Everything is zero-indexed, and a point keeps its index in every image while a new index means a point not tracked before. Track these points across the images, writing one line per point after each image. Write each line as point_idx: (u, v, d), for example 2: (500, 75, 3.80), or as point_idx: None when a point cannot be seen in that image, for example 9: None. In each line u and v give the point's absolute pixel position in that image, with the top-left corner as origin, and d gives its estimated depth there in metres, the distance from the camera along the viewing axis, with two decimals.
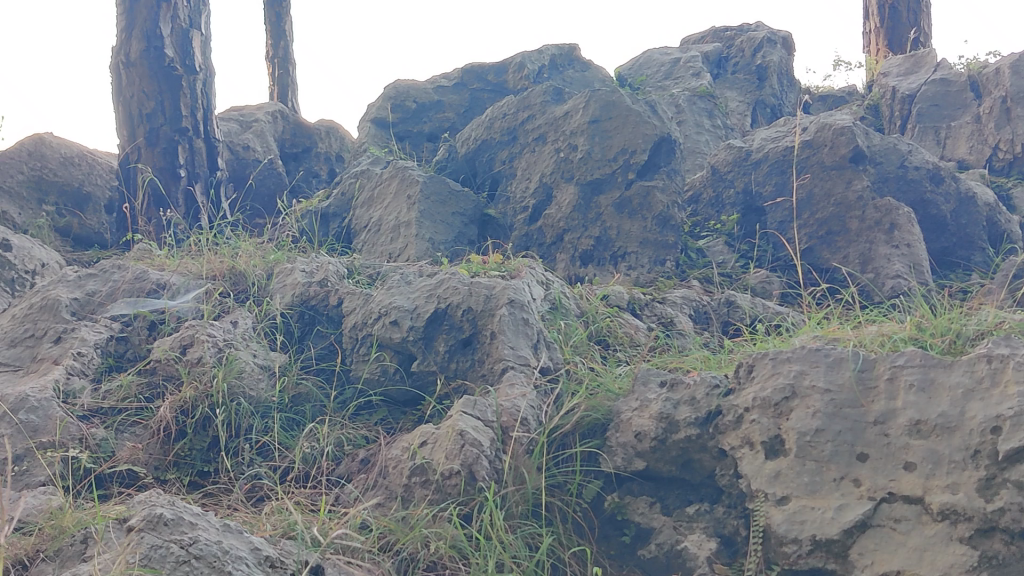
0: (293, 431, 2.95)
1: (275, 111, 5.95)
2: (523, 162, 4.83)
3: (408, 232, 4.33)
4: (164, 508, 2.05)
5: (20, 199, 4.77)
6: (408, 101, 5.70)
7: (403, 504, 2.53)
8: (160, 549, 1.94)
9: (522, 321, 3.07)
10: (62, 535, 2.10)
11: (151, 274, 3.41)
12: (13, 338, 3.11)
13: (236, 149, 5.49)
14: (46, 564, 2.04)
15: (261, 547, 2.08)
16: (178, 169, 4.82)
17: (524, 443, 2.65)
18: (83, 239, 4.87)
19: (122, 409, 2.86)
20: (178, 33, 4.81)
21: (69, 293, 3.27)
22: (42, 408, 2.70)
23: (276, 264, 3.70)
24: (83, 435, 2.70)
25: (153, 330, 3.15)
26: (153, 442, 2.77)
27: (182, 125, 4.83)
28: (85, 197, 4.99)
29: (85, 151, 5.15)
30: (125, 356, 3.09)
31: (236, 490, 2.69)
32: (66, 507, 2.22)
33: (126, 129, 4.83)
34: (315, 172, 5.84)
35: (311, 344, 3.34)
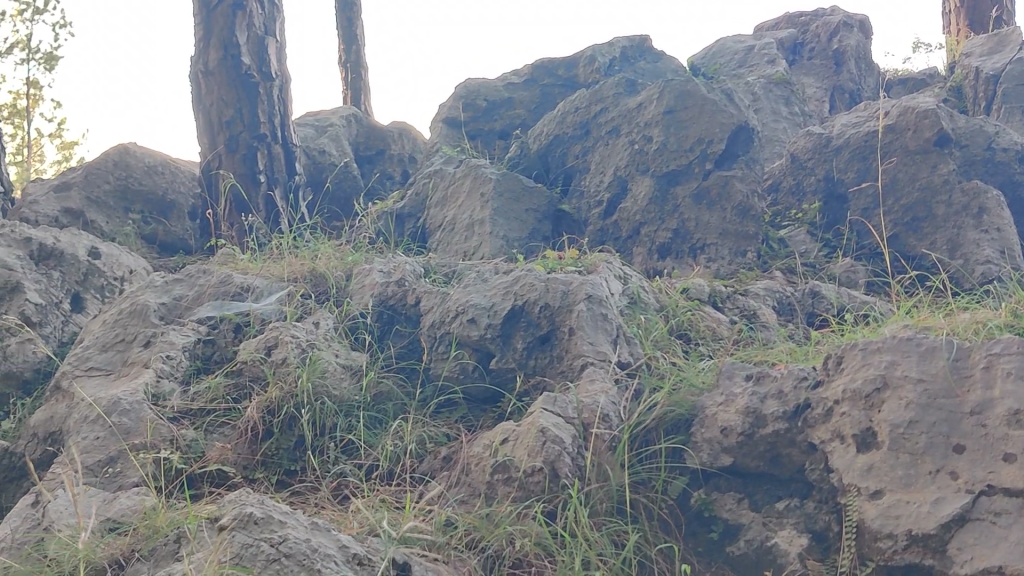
0: (377, 430, 2.97)
1: (348, 115, 6.08)
2: (596, 156, 4.80)
3: (482, 230, 4.34)
4: (254, 506, 2.07)
5: (107, 208, 4.91)
6: (479, 100, 5.72)
7: (486, 501, 2.53)
8: (252, 548, 1.97)
9: (600, 316, 3.06)
10: (155, 535, 2.14)
11: (235, 277, 3.46)
12: (104, 342, 3.19)
13: (312, 154, 5.57)
14: (142, 563, 2.08)
15: (349, 544, 2.10)
16: (257, 174, 4.91)
17: (606, 439, 2.63)
18: (168, 246, 5.01)
19: (212, 410, 2.91)
20: (254, 40, 4.89)
21: (156, 298, 3.34)
22: (133, 410, 2.74)
23: (355, 265, 3.74)
24: (174, 436, 2.73)
25: (239, 332, 3.20)
26: (242, 442, 2.81)
27: (261, 131, 4.91)
28: (169, 204, 5.10)
29: (167, 160, 5.27)
30: (212, 358, 3.14)
31: (322, 489, 2.71)
32: (159, 507, 2.26)
33: (208, 137, 4.93)
34: (390, 173, 5.87)
35: (391, 343, 3.36)
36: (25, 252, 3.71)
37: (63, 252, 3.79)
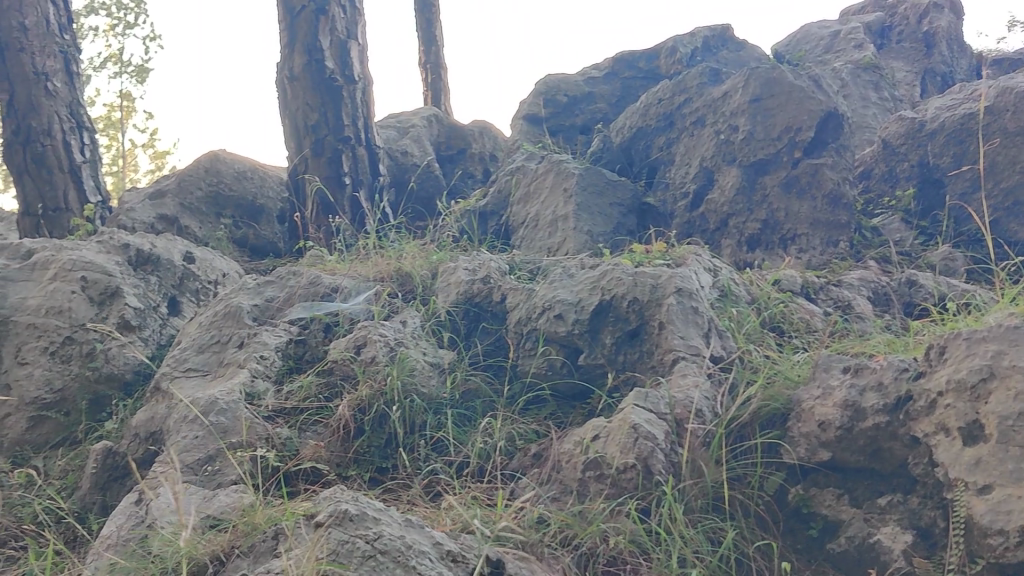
0: (466, 427, 2.98)
1: (429, 116, 6.12)
2: (681, 148, 4.75)
3: (566, 226, 4.31)
4: (349, 503, 2.09)
5: (200, 214, 5.03)
6: (560, 95, 5.68)
7: (578, 498, 2.51)
8: (347, 544, 1.98)
9: (691, 310, 3.01)
10: (254, 532, 2.18)
11: (324, 279, 3.51)
12: (201, 344, 3.26)
13: (395, 155, 5.61)
14: (241, 560, 2.12)
15: (443, 541, 2.10)
16: (342, 177, 4.97)
17: (700, 435, 2.59)
18: (259, 249, 5.11)
19: (304, 409, 2.93)
20: (337, 44, 4.95)
21: (249, 300, 3.40)
22: (229, 410, 2.78)
23: (440, 264, 3.75)
24: (269, 435, 2.76)
25: (329, 332, 3.25)
26: (335, 440, 2.83)
27: (345, 134, 4.97)
28: (259, 209, 5.20)
29: (256, 165, 5.39)
30: (304, 357, 3.19)
31: (414, 486, 2.73)
32: (257, 504, 2.30)
33: (294, 141, 5.01)
34: (471, 173, 5.89)
35: (478, 340, 3.36)
36: (123, 257, 3.81)
37: (160, 256, 3.90)
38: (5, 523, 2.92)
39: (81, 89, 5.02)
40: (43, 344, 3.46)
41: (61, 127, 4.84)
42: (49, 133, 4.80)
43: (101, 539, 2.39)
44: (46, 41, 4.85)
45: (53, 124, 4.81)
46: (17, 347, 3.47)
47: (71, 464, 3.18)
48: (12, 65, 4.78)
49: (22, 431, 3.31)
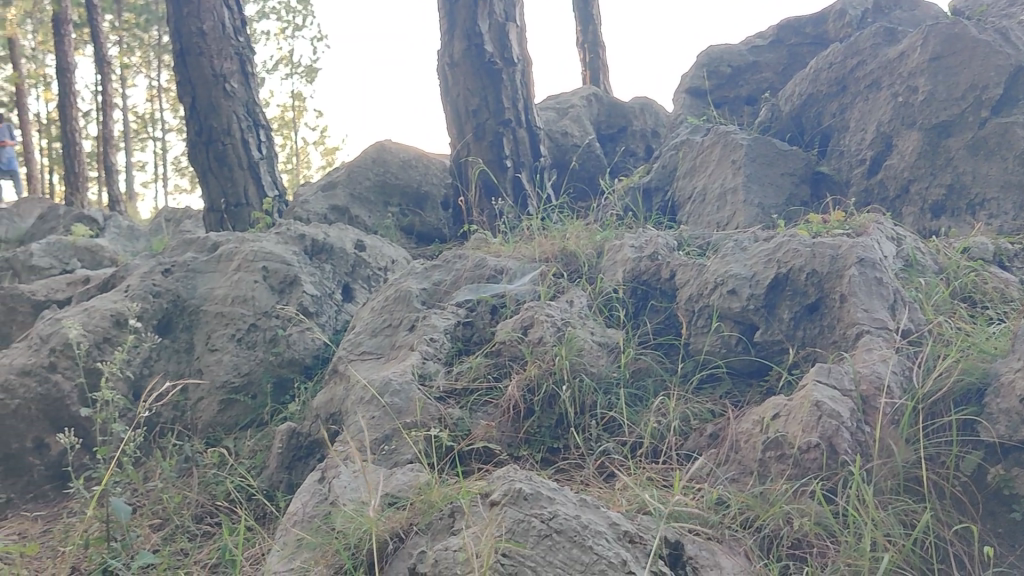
0: (638, 407, 2.94)
1: (589, 94, 6.07)
2: (856, 113, 4.52)
3: (735, 199, 4.18)
4: (523, 482, 2.10)
5: (369, 203, 5.18)
6: (723, 66, 5.52)
7: (759, 480, 2.43)
8: (523, 523, 1.99)
9: (875, 280, 2.86)
10: (431, 509, 2.21)
11: (490, 261, 3.53)
12: (374, 328, 3.33)
13: (556, 136, 5.60)
14: (420, 537, 2.16)
15: (620, 522, 2.07)
16: (504, 159, 4.96)
17: (889, 412, 2.47)
18: (425, 236, 5.20)
19: (474, 389, 2.95)
20: (496, 28, 4.98)
21: (418, 284, 3.46)
22: (404, 391, 2.83)
23: (605, 242, 3.71)
24: (441, 415, 2.78)
25: (496, 314, 3.28)
26: (505, 420, 2.84)
27: (506, 117, 4.97)
28: (423, 195, 5.29)
29: (421, 153, 5.51)
30: (472, 339, 3.21)
31: (587, 466, 2.71)
32: (433, 483, 2.33)
33: (456, 127, 5.06)
34: (633, 151, 5.81)
35: (647, 319, 3.31)
36: (300, 247, 3.98)
37: (333, 246, 4.04)
38: (201, 500, 3.10)
39: (257, 88, 5.24)
40: (230, 331, 3.64)
41: (239, 126, 5.07)
42: (228, 132, 5.03)
43: (289, 516, 2.48)
44: (223, 45, 5.09)
45: (232, 123, 5.04)
46: (208, 334, 3.67)
47: (259, 445, 3.33)
48: (193, 69, 5.05)
49: (214, 413, 3.49)
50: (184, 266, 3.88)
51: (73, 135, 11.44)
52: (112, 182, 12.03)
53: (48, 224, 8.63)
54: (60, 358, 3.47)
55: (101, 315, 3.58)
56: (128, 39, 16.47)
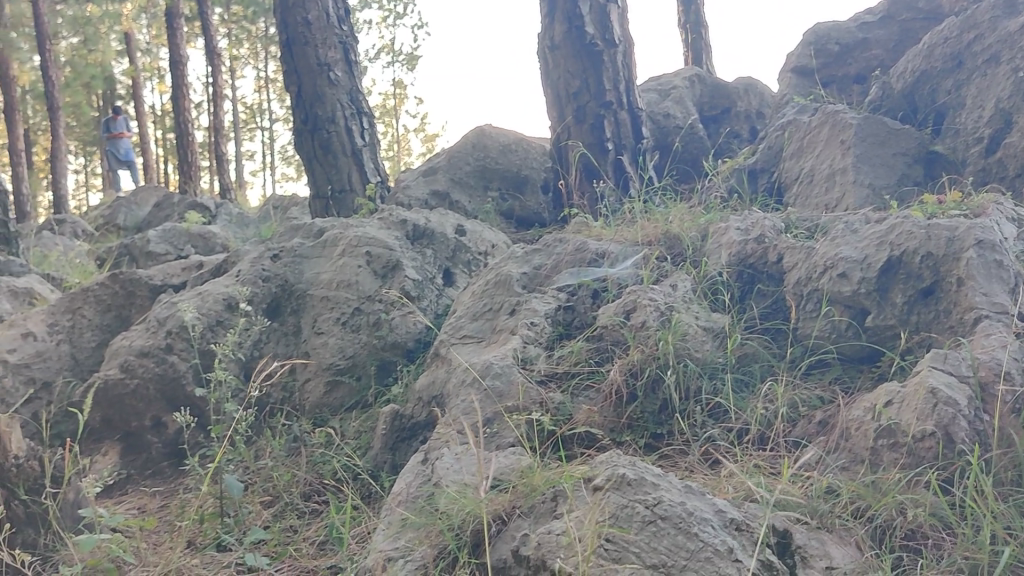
0: (744, 393, 2.89)
1: (691, 76, 5.98)
2: (974, 89, 4.33)
3: (844, 179, 4.06)
4: (627, 467, 2.08)
5: (470, 188, 5.22)
6: (831, 43, 5.35)
7: (871, 469, 2.37)
8: (627, 509, 1.98)
9: (994, 263, 2.76)
10: (533, 493, 2.21)
11: (591, 245, 3.51)
12: (475, 312, 3.35)
13: (657, 118, 5.53)
14: (523, 520, 2.17)
15: (726, 510, 2.03)
16: (605, 142, 4.91)
17: (1009, 401, 2.37)
18: (525, 220, 5.20)
19: (576, 373, 2.93)
20: (597, 9, 4.93)
21: (518, 268, 3.46)
22: (505, 374, 2.84)
23: (709, 224, 3.65)
24: (543, 399, 2.78)
25: (597, 298, 3.26)
26: (607, 405, 2.81)
27: (607, 99, 4.93)
28: (523, 179, 5.30)
29: (521, 137, 5.52)
30: (573, 323, 3.20)
31: (692, 452, 2.68)
32: (535, 467, 2.33)
33: (557, 110, 5.04)
34: (737, 132, 5.68)
35: (753, 303, 3.25)
36: (402, 232, 4.03)
37: (434, 231, 4.07)
38: (309, 479, 3.18)
39: (360, 77, 5.32)
40: (336, 314, 3.72)
41: (343, 114, 5.16)
42: (332, 120, 5.12)
43: (393, 496, 2.52)
44: (327, 34, 5.19)
45: (336, 111, 5.13)
46: (314, 317, 3.76)
47: (364, 426, 3.39)
48: (299, 59, 5.16)
49: (321, 395, 3.57)
50: (291, 251, 3.98)
51: (187, 125, 11.83)
52: (223, 170, 12.39)
53: (164, 212, 8.94)
54: (176, 340, 3.59)
55: (213, 298, 3.69)
56: (237, 31, 17.04)
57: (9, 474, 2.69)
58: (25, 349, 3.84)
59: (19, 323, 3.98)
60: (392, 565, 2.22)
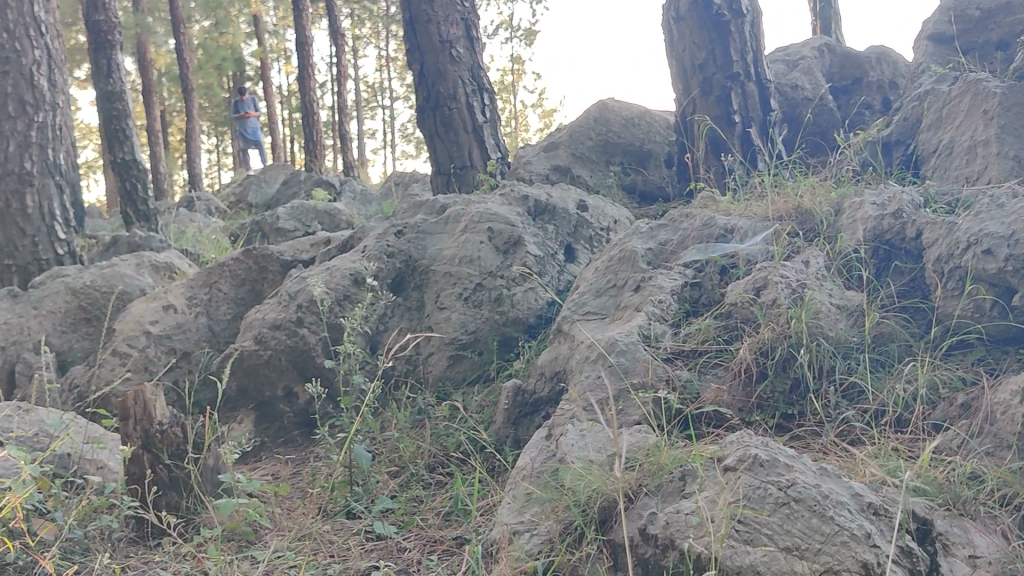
0: (881, 373, 2.82)
1: (821, 45, 5.79)
2: None
3: (987, 151, 3.86)
4: (759, 448, 2.06)
5: (591, 163, 5.21)
6: (972, 9, 5.08)
7: (1018, 455, 2.26)
8: (760, 490, 1.94)
9: None
10: (661, 471, 2.19)
11: (719, 220, 3.44)
12: (598, 288, 3.33)
13: (785, 89, 5.38)
14: (649, 499, 2.15)
15: (863, 493, 1.97)
16: (732, 114, 4.76)
17: None
18: (647, 195, 5.13)
19: (704, 351, 2.88)
20: None
21: (643, 244, 3.42)
22: (630, 351, 2.80)
23: (842, 199, 3.52)
24: (669, 377, 2.73)
25: (725, 275, 3.19)
26: (736, 384, 2.76)
27: (734, 70, 4.78)
28: (647, 154, 5.25)
29: (645, 111, 5.45)
30: (700, 300, 3.15)
31: (824, 434, 2.63)
32: (662, 445, 2.29)
33: (682, 83, 4.94)
34: (868, 103, 5.45)
35: (890, 280, 3.14)
36: (524, 208, 4.04)
37: (556, 206, 4.06)
38: (434, 451, 3.23)
39: (481, 53, 5.33)
40: (458, 290, 3.75)
41: (464, 90, 5.19)
42: (454, 97, 5.16)
43: (518, 470, 2.53)
44: (449, 11, 5.22)
45: (457, 88, 5.17)
46: (438, 292, 3.81)
47: (486, 400, 3.43)
48: (422, 37, 5.21)
49: (444, 368, 3.63)
50: (414, 227, 4.03)
51: (312, 105, 12.13)
52: (347, 149, 12.69)
53: (291, 189, 9.21)
54: (306, 313, 3.69)
55: (341, 274, 3.77)
56: (360, 11, 17.36)
57: (154, 439, 2.82)
58: (167, 321, 4.02)
59: (161, 296, 4.17)
60: (518, 539, 2.24)
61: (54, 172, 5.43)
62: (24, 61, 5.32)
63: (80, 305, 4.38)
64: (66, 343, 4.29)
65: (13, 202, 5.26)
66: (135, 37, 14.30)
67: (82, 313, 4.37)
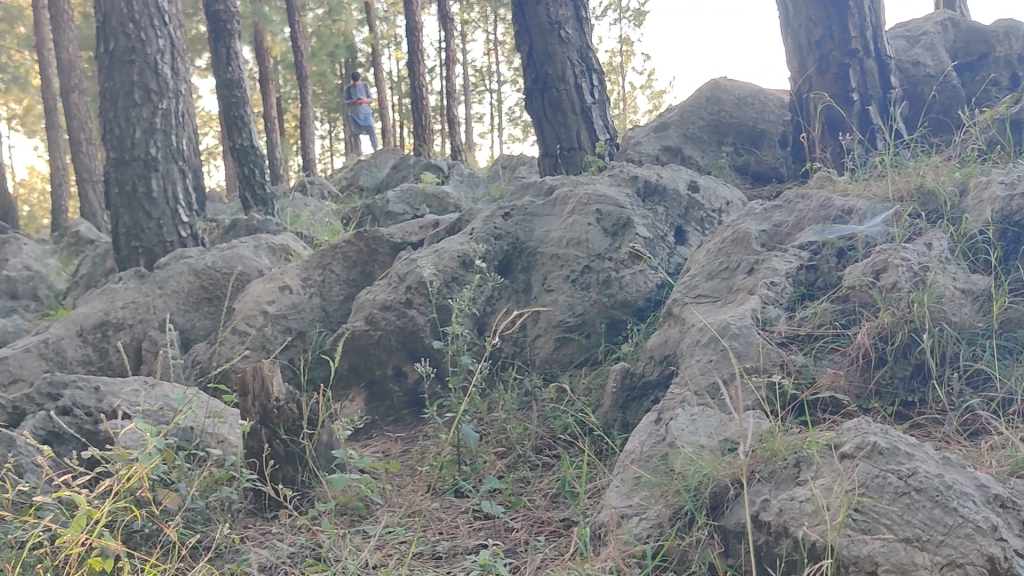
0: (1008, 360, 2.69)
1: (944, 20, 5.55)
2: None
3: None
4: (878, 436, 2.00)
5: (702, 143, 5.14)
6: None
7: None
8: (878, 479, 1.89)
9: None
10: (774, 458, 2.15)
11: (836, 201, 3.33)
12: (711, 271, 3.27)
13: (906, 67, 5.18)
14: (762, 486, 2.11)
15: (989, 485, 1.89)
16: (850, 92, 4.60)
17: None
18: (762, 175, 5.04)
19: (819, 336, 2.81)
20: None
21: (757, 226, 3.34)
22: (743, 335, 2.74)
23: (967, 178, 3.37)
24: (784, 362, 2.67)
25: (843, 257, 3.10)
26: (854, 369, 2.69)
27: (852, 47, 4.60)
28: (761, 134, 5.14)
29: (759, 89, 5.33)
30: (816, 283, 3.07)
31: (947, 423, 2.53)
32: (776, 431, 2.23)
33: (798, 62, 4.79)
34: (996, 79, 5.17)
35: (1019, 264, 2.99)
36: (633, 189, 4.00)
37: (666, 187, 4.02)
38: (540, 433, 3.24)
39: (590, 34, 5.30)
40: (566, 272, 3.75)
41: (573, 72, 5.16)
42: (563, 78, 5.14)
43: (627, 453, 2.52)
44: None
45: (566, 69, 5.14)
46: (545, 275, 3.81)
47: (593, 383, 3.42)
48: (531, 19, 5.20)
49: (552, 350, 3.63)
50: (522, 209, 4.05)
51: (421, 90, 12.27)
52: (456, 133, 12.79)
53: (401, 173, 9.34)
54: (415, 295, 3.75)
55: (449, 255, 3.82)
56: None
57: (271, 414, 2.91)
58: (283, 301, 4.13)
59: (277, 277, 4.29)
60: (627, 522, 2.23)
61: (178, 157, 5.63)
62: (149, 50, 5.52)
63: (202, 285, 4.54)
64: (189, 322, 4.46)
65: (139, 186, 5.48)
66: (253, 25, 14.71)
67: (203, 293, 4.53)
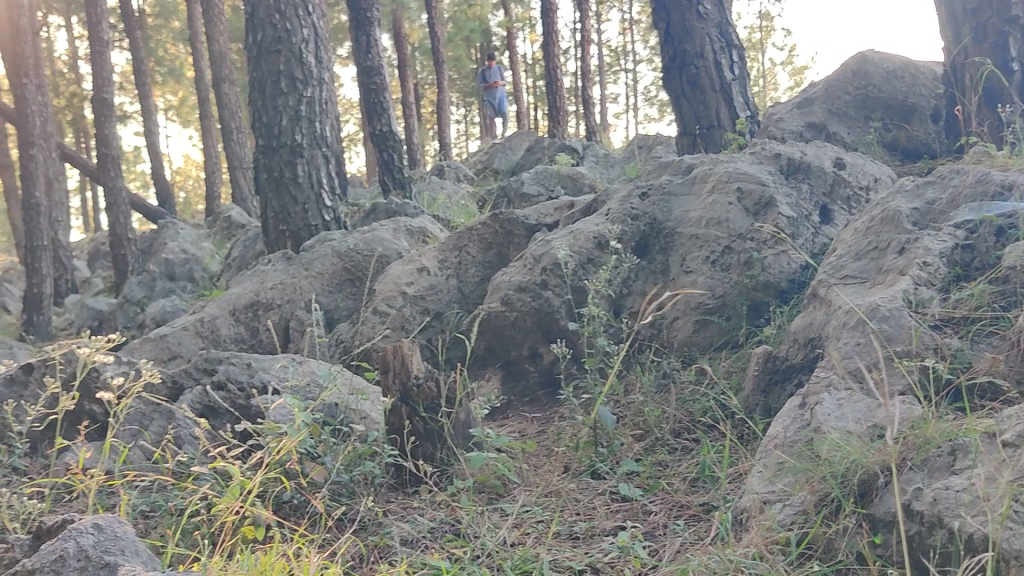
0: None
1: None
2: None
3: None
4: None
5: (849, 118, 4.97)
6: None
7: None
8: None
9: None
10: (927, 445, 2.05)
11: (995, 175, 3.13)
12: (858, 251, 3.15)
13: None
14: (915, 474, 2.02)
15: None
16: (1010, 61, 4.35)
17: None
18: (910, 151, 4.83)
19: (977, 318, 2.67)
20: None
21: (909, 203, 3.21)
22: (893, 318, 2.63)
23: None
24: (937, 345, 2.56)
25: (1002, 236, 2.94)
26: (1015, 353, 2.49)
27: (1013, 14, 4.35)
28: (911, 109, 4.91)
29: (909, 61, 5.09)
30: (973, 264, 2.92)
31: None
32: (929, 417, 2.14)
33: (951, 32, 4.55)
34: None
35: None
36: (776, 167, 3.90)
37: (810, 164, 3.90)
38: (679, 416, 3.20)
39: (729, 8, 5.16)
40: (705, 253, 3.69)
41: (712, 48, 5.03)
42: (701, 55, 5.02)
43: (769, 438, 2.46)
44: None
45: (705, 46, 5.02)
46: (683, 256, 3.76)
47: (734, 366, 3.36)
48: None
49: (690, 332, 3.58)
50: (660, 189, 4.00)
51: (555, 71, 12.23)
52: (590, 114, 12.73)
53: (535, 155, 9.37)
54: (551, 276, 3.76)
55: (585, 237, 3.81)
56: None
57: (411, 393, 2.95)
58: (421, 282, 4.21)
59: (415, 258, 4.36)
60: (769, 509, 2.19)
61: (322, 143, 5.80)
62: (294, 40, 5.70)
63: (345, 267, 4.68)
64: (333, 302, 4.60)
65: (286, 172, 5.68)
66: (391, 14, 15.00)
67: (346, 274, 4.67)
